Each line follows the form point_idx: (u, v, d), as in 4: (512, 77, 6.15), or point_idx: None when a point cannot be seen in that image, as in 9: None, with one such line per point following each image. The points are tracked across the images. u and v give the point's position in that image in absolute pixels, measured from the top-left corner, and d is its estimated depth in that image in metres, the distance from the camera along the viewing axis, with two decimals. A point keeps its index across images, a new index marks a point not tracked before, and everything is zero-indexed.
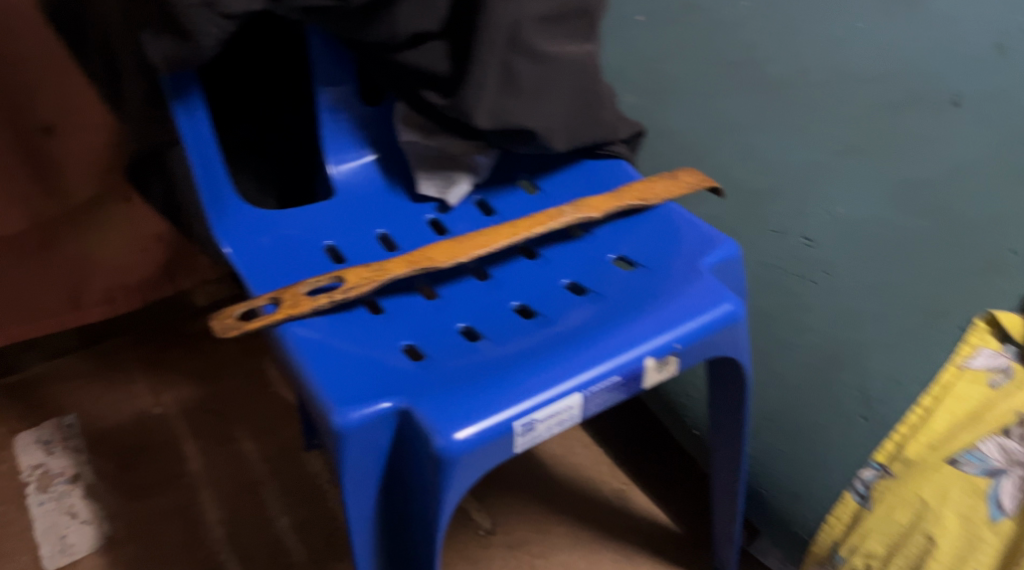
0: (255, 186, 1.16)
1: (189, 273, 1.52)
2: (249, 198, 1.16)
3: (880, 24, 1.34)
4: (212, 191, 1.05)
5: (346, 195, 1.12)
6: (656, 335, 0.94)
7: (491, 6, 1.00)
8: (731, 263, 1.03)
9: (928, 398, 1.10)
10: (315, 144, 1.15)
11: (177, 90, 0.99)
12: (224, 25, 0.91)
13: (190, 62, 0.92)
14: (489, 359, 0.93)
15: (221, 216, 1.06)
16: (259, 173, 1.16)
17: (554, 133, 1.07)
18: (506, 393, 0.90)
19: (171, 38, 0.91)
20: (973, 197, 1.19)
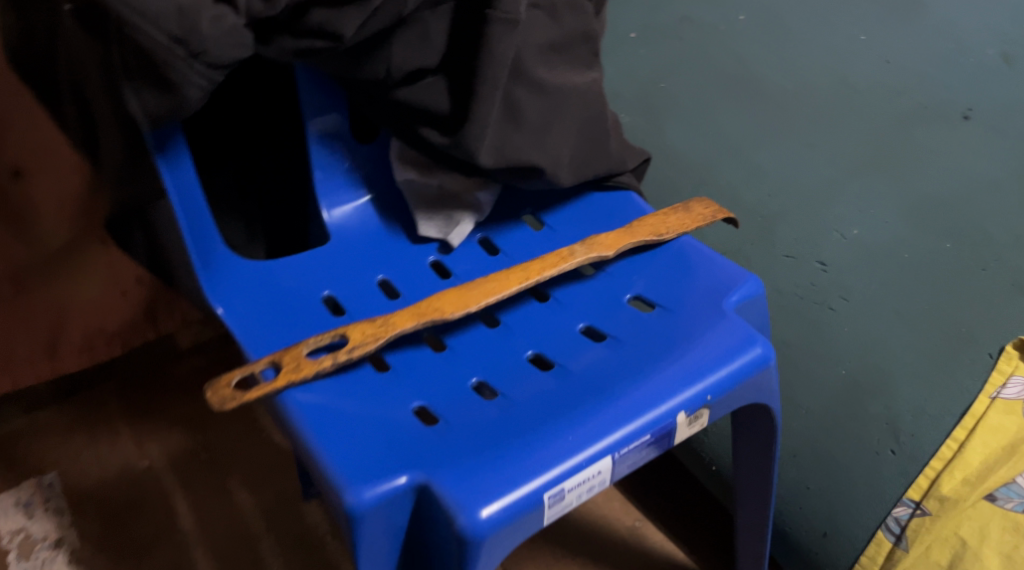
0: (244, 231, 1.10)
1: (171, 314, 1.43)
2: (237, 246, 1.11)
3: (882, 38, 1.31)
4: (201, 243, 0.99)
5: (342, 239, 1.06)
6: (686, 386, 0.88)
7: (493, 39, 0.94)
8: (756, 300, 0.97)
9: (961, 430, 1.05)
10: (307, 187, 1.09)
11: (159, 146, 0.93)
12: (211, 75, 0.86)
13: (176, 115, 0.88)
14: (509, 421, 0.87)
15: (211, 267, 1.00)
16: (247, 220, 1.10)
17: (561, 169, 1.01)
18: (531, 461, 0.84)
19: (156, 91, 0.86)
20: (994, 215, 1.14)
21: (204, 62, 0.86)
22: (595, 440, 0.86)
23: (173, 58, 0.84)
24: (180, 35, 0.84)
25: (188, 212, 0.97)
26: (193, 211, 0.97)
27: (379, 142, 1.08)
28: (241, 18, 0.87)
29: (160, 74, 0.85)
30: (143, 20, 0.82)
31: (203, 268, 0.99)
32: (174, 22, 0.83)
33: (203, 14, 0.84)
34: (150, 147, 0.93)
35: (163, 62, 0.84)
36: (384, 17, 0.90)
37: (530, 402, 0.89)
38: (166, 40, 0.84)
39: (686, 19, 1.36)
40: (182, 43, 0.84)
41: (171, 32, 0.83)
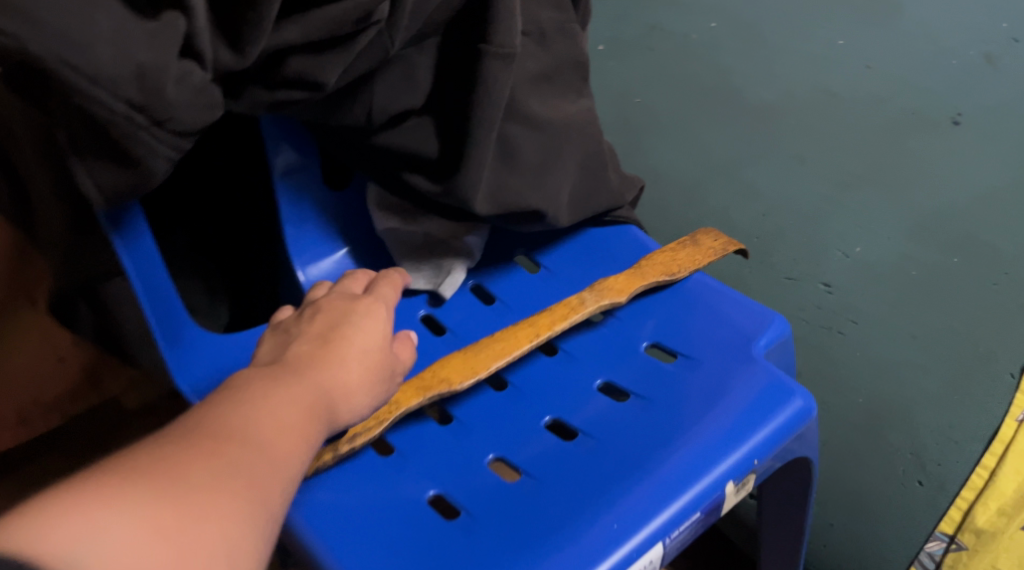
0: (204, 292, 1.01)
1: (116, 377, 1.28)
2: (199, 312, 1.00)
3: (862, 39, 1.24)
4: (166, 320, 0.85)
5: None
6: (730, 451, 0.80)
7: (488, 74, 0.84)
8: (785, 342, 0.89)
9: (992, 457, 1.00)
10: (274, 242, 0.97)
11: (113, 222, 0.80)
12: (178, 143, 0.74)
13: (138, 188, 0.75)
14: (540, 509, 0.78)
15: (179, 343, 0.86)
16: (210, 283, 1.01)
17: (560, 211, 0.92)
18: (572, 557, 0.75)
19: (113, 163, 0.73)
20: (997, 226, 1.09)
21: (170, 129, 0.72)
22: (642, 523, 0.77)
23: (134, 128, 0.71)
24: (142, 102, 0.70)
25: (149, 291, 0.83)
26: (153, 288, 0.84)
27: (354, 188, 0.99)
28: (208, 73, 0.74)
29: (119, 147, 0.72)
30: (96, 86, 0.68)
31: (170, 344, 0.86)
32: (134, 88, 0.69)
33: (167, 75, 0.70)
34: (104, 224, 0.80)
35: (122, 133, 0.71)
36: (371, 56, 0.80)
37: (562, 483, 0.80)
38: (124, 107, 0.70)
39: (657, 28, 1.30)
40: (145, 110, 0.71)
41: (131, 98, 0.70)
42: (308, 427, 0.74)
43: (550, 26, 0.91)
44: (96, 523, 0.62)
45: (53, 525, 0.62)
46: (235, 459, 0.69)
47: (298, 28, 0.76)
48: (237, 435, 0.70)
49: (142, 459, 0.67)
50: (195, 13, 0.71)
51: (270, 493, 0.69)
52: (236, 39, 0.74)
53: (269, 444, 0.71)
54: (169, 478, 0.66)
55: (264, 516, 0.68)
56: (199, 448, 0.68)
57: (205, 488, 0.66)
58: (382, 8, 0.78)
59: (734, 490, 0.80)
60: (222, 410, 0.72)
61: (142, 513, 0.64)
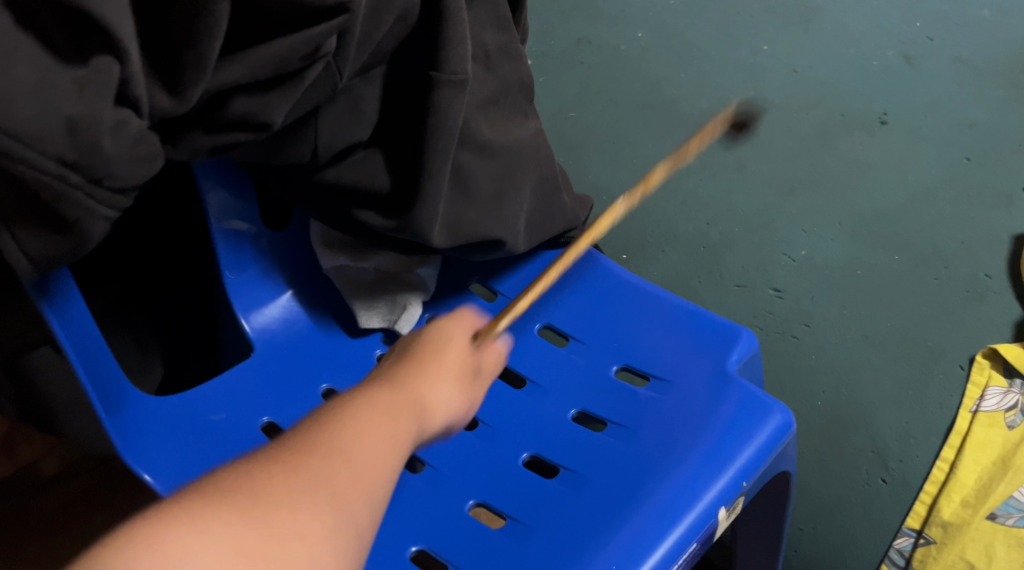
0: (136, 349, 0.88)
1: (32, 444, 1.15)
2: (128, 369, 0.88)
3: (785, 44, 1.25)
4: (104, 386, 0.75)
5: (267, 349, 0.87)
6: (719, 473, 0.78)
7: (441, 102, 0.77)
8: (755, 356, 0.88)
9: (949, 450, 1.00)
10: (212, 289, 0.88)
11: (43, 289, 0.70)
12: (116, 201, 0.62)
13: (73, 256, 0.62)
14: (531, 555, 0.75)
15: (120, 408, 0.77)
16: (140, 335, 0.89)
17: (519, 238, 0.89)
18: None
19: (42, 229, 0.61)
20: (934, 222, 1.10)
21: (109, 187, 0.61)
22: (641, 561, 0.73)
23: (66, 188, 0.59)
24: (75, 158, 0.58)
25: (86, 357, 0.73)
26: (90, 353, 0.74)
27: (296, 224, 0.91)
28: (145, 121, 0.62)
29: (49, 210, 0.60)
30: (22, 146, 0.57)
31: (109, 411, 0.76)
32: (67, 143, 0.58)
33: (103, 125, 0.59)
34: (31, 294, 0.69)
35: (53, 195, 0.59)
36: (318, 91, 0.70)
37: (551, 526, 0.76)
38: (54, 166, 0.58)
39: (583, 41, 1.31)
40: (78, 168, 0.59)
41: (62, 155, 0.58)
42: (399, 436, 0.66)
43: (493, 47, 0.86)
44: (176, 545, 0.54)
45: (144, 548, 0.54)
46: (323, 473, 0.60)
47: (242, 67, 0.65)
48: (325, 445, 0.62)
49: (230, 480, 0.59)
50: (131, 56, 0.60)
51: (359, 508, 0.60)
52: (173, 79, 0.63)
53: (359, 456, 0.62)
54: (249, 497, 0.58)
55: (349, 540, 0.59)
56: (280, 465, 0.60)
57: (283, 510, 0.58)
58: (331, 39, 0.67)
59: (727, 514, 0.78)
60: (307, 428, 0.64)
61: (226, 538, 0.55)
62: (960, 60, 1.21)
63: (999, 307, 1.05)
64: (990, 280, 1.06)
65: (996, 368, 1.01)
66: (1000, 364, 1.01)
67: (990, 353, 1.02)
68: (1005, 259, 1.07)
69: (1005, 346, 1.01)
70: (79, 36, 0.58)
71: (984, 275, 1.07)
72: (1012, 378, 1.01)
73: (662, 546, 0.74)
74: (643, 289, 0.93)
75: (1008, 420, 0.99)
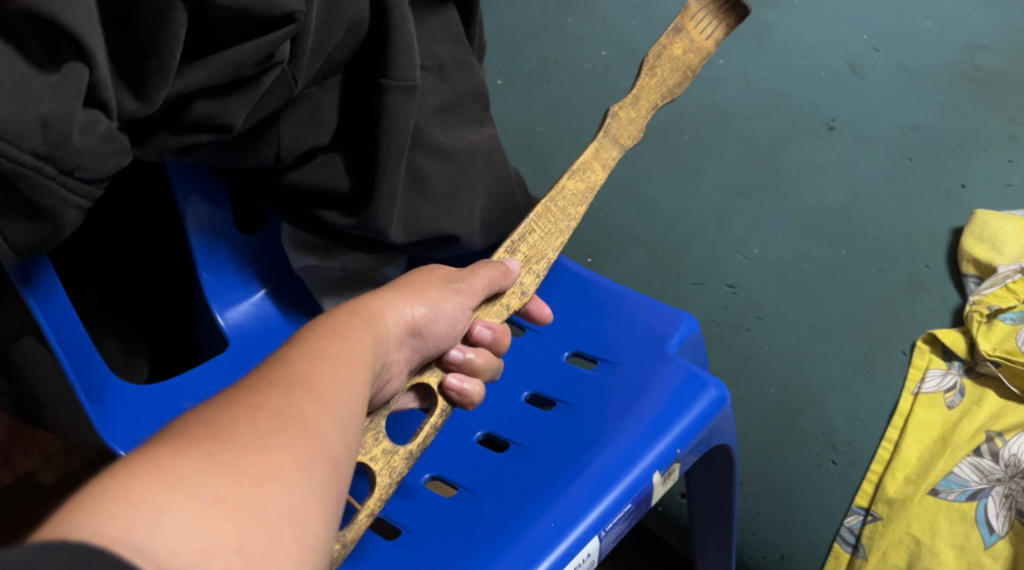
0: (122, 350, 0.93)
1: (29, 450, 1.20)
2: (116, 368, 0.92)
3: (740, 59, 1.34)
4: (86, 374, 0.81)
5: (240, 343, 0.93)
6: (655, 442, 0.84)
7: (390, 107, 0.84)
8: (694, 339, 0.94)
9: (894, 430, 1.04)
10: (187, 288, 0.94)
11: (24, 276, 0.75)
12: (87, 192, 0.69)
13: (50, 242, 0.70)
14: (480, 518, 0.81)
15: (102, 399, 0.82)
16: (125, 333, 0.93)
17: (474, 235, 0.95)
18: (511, 557, 0.78)
19: (22, 218, 0.69)
20: (877, 219, 1.17)
21: (79, 178, 0.68)
22: (578, 520, 0.80)
23: (41, 179, 0.67)
24: (48, 152, 0.66)
25: (68, 347, 0.79)
26: (71, 343, 0.79)
27: (268, 228, 0.97)
28: (113, 121, 0.70)
29: (26, 200, 0.68)
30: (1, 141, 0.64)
31: (91, 400, 0.81)
32: (40, 138, 0.66)
33: (74, 122, 0.67)
34: (13, 282, 0.75)
35: (29, 185, 0.67)
36: (276, 97, 0.78)
37: (498, 491, 0.83)
38: (29, 158, 0.66)
39: (551, 60, 1.39)
40: (50, 160, 0.66)
41: (36, 149, 0.66)
42: (358, 355, 0.69)
43: (447, 59, 0.93)
44: (151, 502, 0.55)
45: (118, 508, 0.54)
46: (290, 406, 0.62)
47: (202, 73, 0.73)
48: (284, 380, 0.64)
49: (192, 428, 0.59)
50: (98, 62, 0.68)
51: (329, 432, 0.63)
52: (139, 85, 0.71)
53: (322, 388, 0.64)
54: (215, 443, 0.59)
55: (326, 466, 0.61)
56: (244, 406, 0.61)
57: (254, 449, 0.59)
58: (284, 47, 0.75)
59: (661, 479, 0.85)
60: (261, 367, 0.66)
61: (201, 486, 0.56)
62: (904, 68, 1.30)
63: (938, 295, 1.11)
64: (929, 271, 1.13)
65: (936, 352, 1.07)
66: (939, 349, 1.07)
67: (931, 338, 1.08)
68: (943, 251, 1.14)
69: (943, 331, 1.07)
70: (53, 44, 0.67)
71: (924, 265, 1.13)
72: (951, 361, 1.06)
73: (598, 506, 0.81)
74: (598, 282, 0.98)
75: (948, 401, 1.04)
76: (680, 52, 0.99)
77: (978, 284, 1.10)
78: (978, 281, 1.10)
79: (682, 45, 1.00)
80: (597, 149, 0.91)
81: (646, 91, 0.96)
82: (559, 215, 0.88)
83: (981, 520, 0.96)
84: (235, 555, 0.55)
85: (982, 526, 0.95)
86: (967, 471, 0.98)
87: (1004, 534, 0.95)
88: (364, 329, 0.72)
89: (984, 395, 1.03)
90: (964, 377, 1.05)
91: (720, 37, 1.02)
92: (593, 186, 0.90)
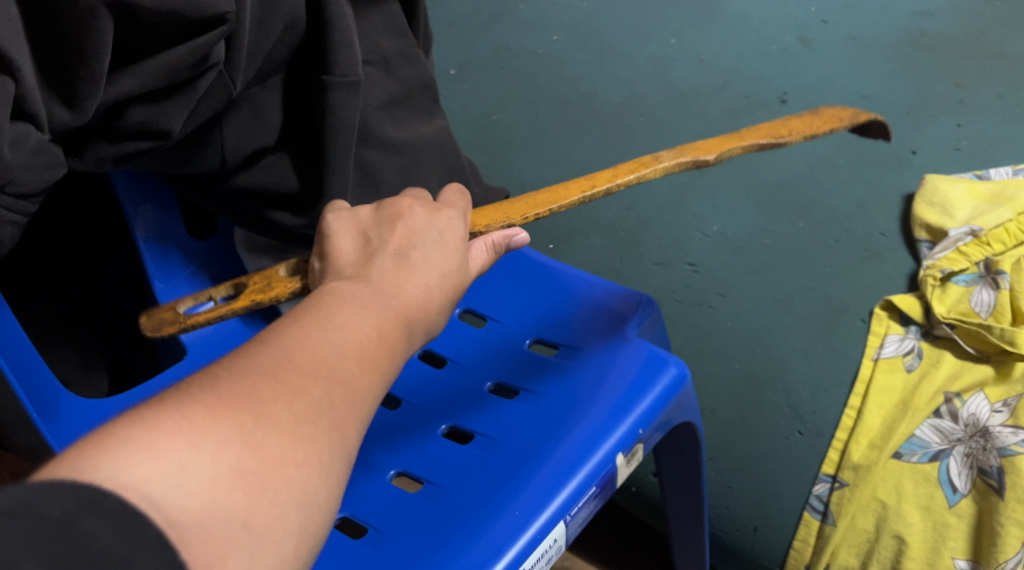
0: (80, 365, 0.92)
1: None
2: (74, 381, 0.91)
3: (693, 37, 1.35)
4: (37, 393, 0.81)
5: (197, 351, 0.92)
6: (619, 423, 0.86)
7: (334, 104, 0.84)
8: (653, 319, 0.96)
9: (855, 398, 1.04)
10: (140, 293, 0.94)
11: None
12: (19, 206, 0.72)
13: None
14: (467, 503, 0.82)
15: (58, 416, 0.82)
16: (82, 346, 0.92)
17: None
18: (500, 541, 0.79)
19: None
20: (831, 190, 1.18)
21: (12, 193, 0.71)
22: (548, 503, 0.81)
23: None
24: None
25: (18, 366, 0.80)
26: (21, 363, 0.80)
27: (219, 234, 0.96)
28: (45, 133, 0.71)
29: None
30: None
31: (46, 419, 0.82)
32: None
33: (5, 138, 0.68)
34: None
35: None
36: (215, 100, 0.78)
37: (464, 484, 0.84)
38: None
39: (503, 48, 1.38)
40: None
41: None
42: (390, 362, 0.69)
43: (392, 52, 0.93)
44: (173, 458, 0.57)
45: (138, 457, 0.57)
46: (326, 398, 0.63)
47: (135, 79, 0.73)
48: (327, 371, 0.65)
49: (232, 390, 0.61)
50: (24, 74, 0.69)
51: (353, 435, 0.64)
52: (69, 95, 0.71)
53: (358, 385, 0.66)
54: (249, 414, 0.60)
55: (340, 462, 0.63)
56: (284, 386, 0.63)
57: (283, 432, 0.61)
58: (219, 49, 0.76)
59: (625, 460, 0.86)
60: (308, 344, 0.66)
61: (224, 452, 0.59)
62: (852, 38, 1.32)
63: (893, 260, 1.13)
64: (884, 238, 1.15)
65: (893, 319, 1.07)
66: (896, 314, 1.08)
67: (889, 305, 1.08)
68: (897, 217, 1.16)
69: (899, 297, 1.08)
70: None
71: (879, 233, 1.15)
72: (908, 327, 1.07)
73: (564, 492, 0.82)
74: (558, 269, 1.00)
75: (906, 364, 1.05)
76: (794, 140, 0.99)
77: (931, 248, 1.11)
78: (931, 245, 1.11)
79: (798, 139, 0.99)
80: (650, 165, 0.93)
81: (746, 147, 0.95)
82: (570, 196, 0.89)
83: (944, 480, 0.97)
84: (240, 526, 0.58)
85: (945, 486, 0.96)
86: (927, 433, 0.99)
87: (966, 492, 0.96)
88: (402, 330, 0.72)
89: (942, 356, 1.05)
90: (921, 341, 1.06)
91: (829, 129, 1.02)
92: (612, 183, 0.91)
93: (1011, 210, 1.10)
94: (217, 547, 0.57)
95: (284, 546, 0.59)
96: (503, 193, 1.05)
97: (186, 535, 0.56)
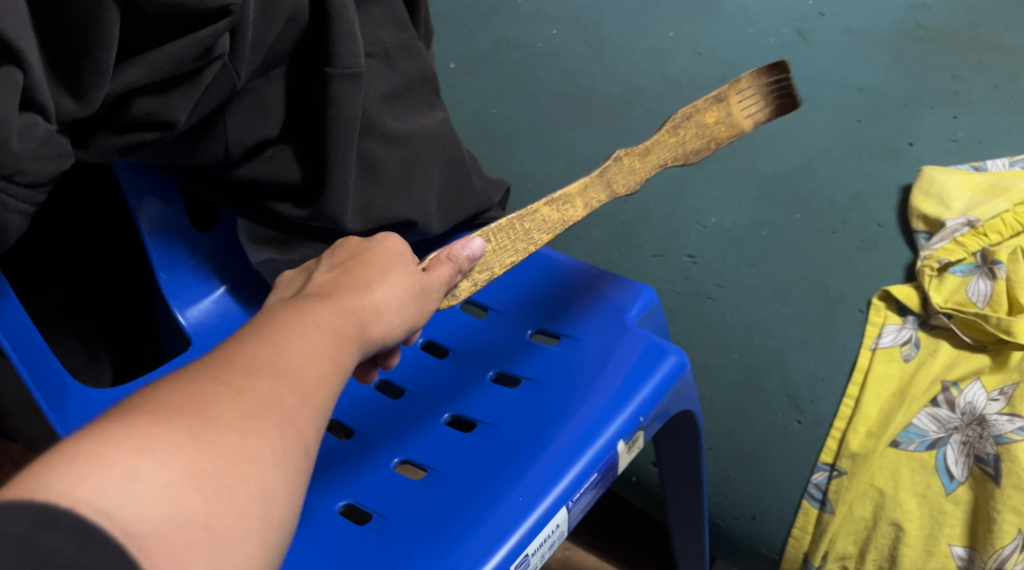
0: (84, 355, 0.93)
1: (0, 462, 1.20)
2: (77, 372, 0.92)
3: (691, 29, 1.35)
4: (45, 381, 0.82)
5: (202, 342, 0.93)
6: (620, 411, 0.86)
7: (336, 95, 0.85)
8: (653, 310, 0.96)
9: (854, 387, 1.04)
10: (144, 284, 0.95)
11: None
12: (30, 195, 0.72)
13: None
14: (451, 495, 0.83)
15: (64, 405, 0.83)
16: (86, 338, 0.93)
17: (431, 218, 0.95)
18: (479, 531, 0.80)
19: None
20: (829, 181, 1.19)
21: (21, 183, 0.71)
22: (542, 491, 0.82)
23: None
24: None
25: (28, 359, 0.81)
26: (30, 354, 0.81)
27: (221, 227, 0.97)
28: (52, 124, 0.72)
29: None
30: None
31: (52, 407, 0.82)
32: None
33: (12, 128, 0.69)
34: None
35: None
36: (219, 91, 0.79)
37: (463, 472, 0.84)
38: None
39: (502, 41, 1.39)
40: None
41: None
42: (338, 361, 0.71)
43: (392, 45, 0.94)
44: (125, 467, 0.58)
45: (91, 473, 0.57)
46: (269, 395, 0.65)
47: (140, 70, 0.74)
48: (270, 369, 0.66)
49: (174, 397, 0.62)
50: (30, 65, 0.70)
51: (308, 429, 0.65)
52: (76, 86, 0.72)
53: (304, 383, 0.67)
54: (195, 418, 0.61)
55: (299, 452, 0.64)
56: (229, 387, 0.64)
57: (233, 429, 0.62)
58: (224, 40, 0.76)
59: (626, 447, 0.87)
60: (252, 350, 0.67)
61: (176, 457, 0.59)
62: (850, 31, 1.32)
63: (891, 250, 1.14)
64: (881, 229, 1.15)
65: (891, 308, 1.08)
66: (894, 305, 1.08)
67: (886, 296, 1.09)
68: (895, 208, 1.17)
69: (897, 287, 1.09)
70: None
71: (875, 224, 1.16)
72: (905, 316, 1.08)
73: (564, 479, 0.83)
74: (558, 260, 1.01)
75: (904, 353, 1.06)
76: (711, 120, 1.00)
77: (928, 239, 1.12)
78: (928, 236, 1.12)
79: (716, 114, 1.00)
80: (586, 187, 0.89)
81: (658, 147, 0.96)
82: (519, 235, 0.85)
83: (942, 468, 0.97)
84: (201, 528, 0.58)
85: (942, 474, 0.97)
86: (925, 422, 1.00)
87: (963, 480, 0.97)
88: (346, 331, 0.73)
89: (939, 346, 1.05)
90: (919, 331, 1.06)
91: (759, 120, 1.02)
92: (567, 220, 0.87)
93: (1007, 200, 1.10)
94: (178, 551, 0.57)
95: (248, 544, 0.60)
96: (503, 183, 1.06)
97: (146, 545, 0.57)
